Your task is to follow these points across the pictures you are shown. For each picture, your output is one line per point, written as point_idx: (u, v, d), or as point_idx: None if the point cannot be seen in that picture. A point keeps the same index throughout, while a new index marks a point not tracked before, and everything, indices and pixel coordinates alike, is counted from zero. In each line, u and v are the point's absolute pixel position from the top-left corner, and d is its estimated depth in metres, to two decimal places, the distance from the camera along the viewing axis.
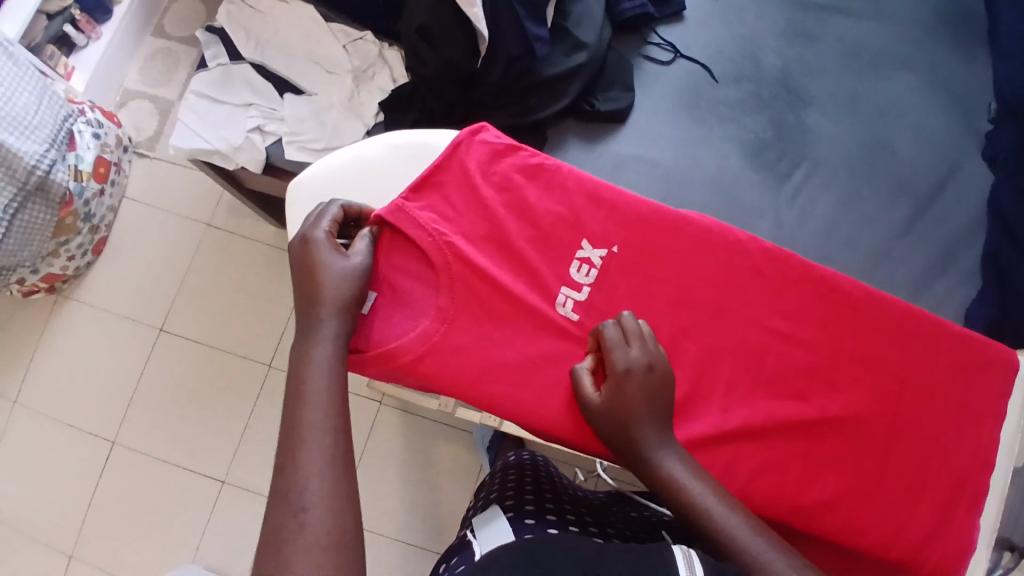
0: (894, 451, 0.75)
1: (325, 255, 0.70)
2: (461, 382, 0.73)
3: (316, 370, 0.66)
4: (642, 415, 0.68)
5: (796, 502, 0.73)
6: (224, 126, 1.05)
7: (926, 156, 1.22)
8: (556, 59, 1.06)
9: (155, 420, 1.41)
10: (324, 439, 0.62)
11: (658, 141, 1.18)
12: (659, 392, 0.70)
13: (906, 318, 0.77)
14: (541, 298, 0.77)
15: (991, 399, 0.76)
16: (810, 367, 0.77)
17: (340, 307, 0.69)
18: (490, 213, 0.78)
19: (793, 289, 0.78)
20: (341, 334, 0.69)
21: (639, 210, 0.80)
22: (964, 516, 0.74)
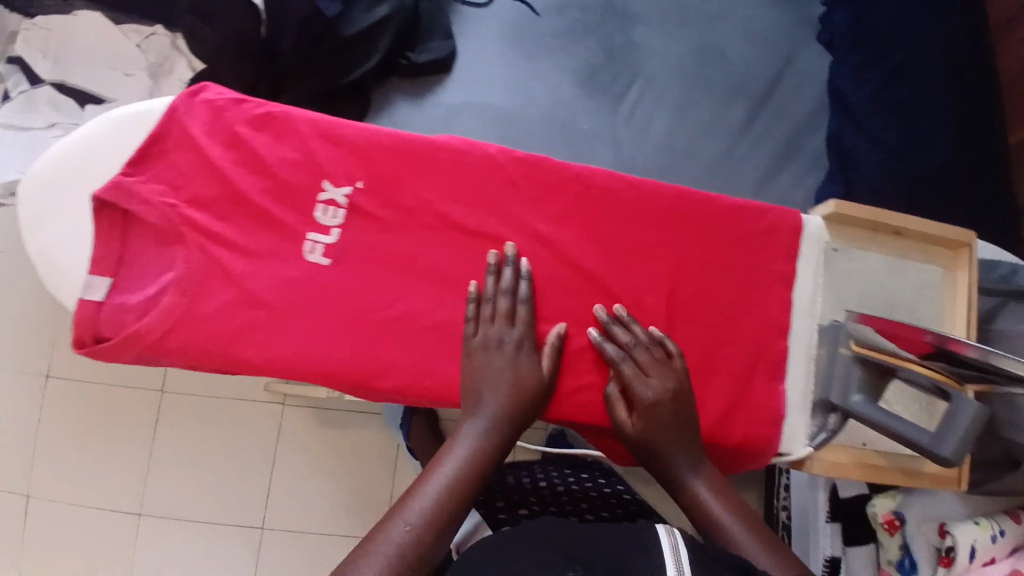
0: (683, 331, 0.74)
1: (492, 330, 0.70)
2: (217, 354, 0.66)
3: (454, 447, 0.67)
4: (670, 438, 0.69)
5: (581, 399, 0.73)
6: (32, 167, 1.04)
7: (758, 53, 1.22)
8: (357, 17, 1.01)
9: (58, 468, 1.36)
10: (427, 502, 0.63)
11: (486, 84, 1.14)
12: (689, 415, 0.71)
13: (674, 202, 0.75)
14: (290, 248, 0.70)
15: (772, 263, 0.75)
16: (588, 268, 0.74)
17: (502, 383, 0.68)
18: (219, 171, 0.69)
19: (552, 192, 0.74)
20: (499, 408, 0.68)
21: (379, 139, 0.73)
22: (765, 382, 0.74)
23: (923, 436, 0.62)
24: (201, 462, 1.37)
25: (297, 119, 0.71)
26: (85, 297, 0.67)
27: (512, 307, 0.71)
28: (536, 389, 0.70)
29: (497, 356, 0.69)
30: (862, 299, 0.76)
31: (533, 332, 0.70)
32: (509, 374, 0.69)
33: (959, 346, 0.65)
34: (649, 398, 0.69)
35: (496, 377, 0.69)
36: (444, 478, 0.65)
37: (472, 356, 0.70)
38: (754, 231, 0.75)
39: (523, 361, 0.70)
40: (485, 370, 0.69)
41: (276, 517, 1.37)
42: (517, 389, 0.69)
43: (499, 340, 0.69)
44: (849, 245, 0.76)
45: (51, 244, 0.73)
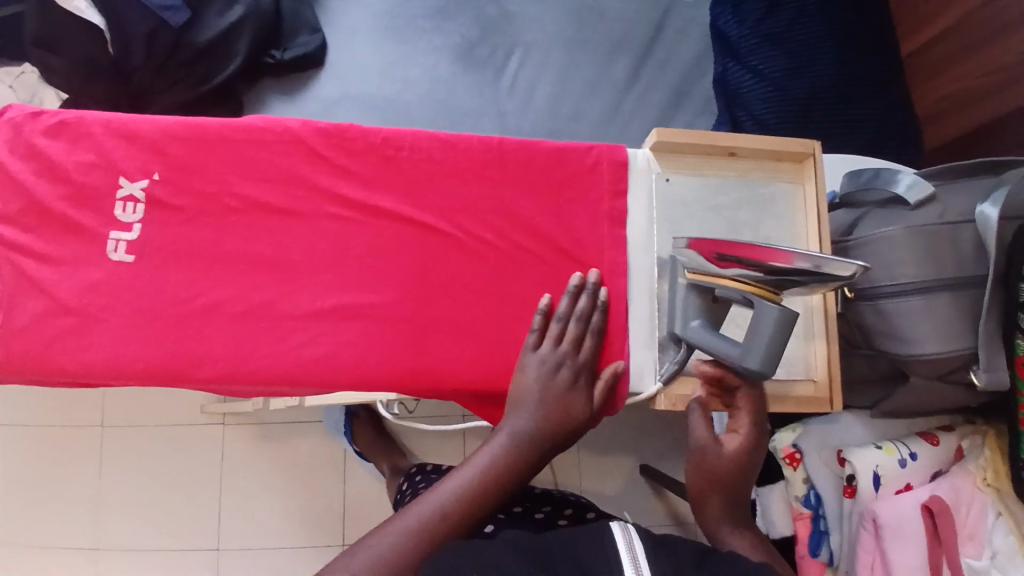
0: (527, 285, 0.68)
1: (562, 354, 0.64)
2: (35, 369, 0.61)
3: (476, 462, 0.61)
4: (748, 473, 0.61)
5: (430, 378, 0.64)
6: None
7: (634, 6, 1.21)
8: (210, 21, 1.03)
9: (11, 514, 1.37)
10: (421, 518, 0.57)
11: (361, 74, 1.14)
12: (762, 457, 0.63)
13: (490, 150, 0.69)
14: (92, 251, 0.63)
15: (603, 195, 0.70)
16: (417, 232, 0.67)
17: (553, 411, 0.62)
18: (16, 183, 0.64)
19: (358, 158, 0.67)
20: (538, 438, 0.62)
21: (169, 127, 0.66)
22: (622, 328, 0.68)
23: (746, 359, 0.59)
24: (150, 492, 1.37)
25: (88, 118, 0.66)
26: None
27: (569, 330, 0.65)
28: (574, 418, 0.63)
29: (549, 378, 0.63)
30: (703, 228, 0.71)
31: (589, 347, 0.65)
32: (554, 402, 0.62)
33: (776, 255, 0.55)
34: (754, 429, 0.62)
35: (547, 400, 0.62)
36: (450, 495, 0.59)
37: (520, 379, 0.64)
38: (586, 169, 0.70)
39: (574, 389, 0.64)
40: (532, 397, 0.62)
41: (228, 537, 1.35)
42: (558, 420, 0.62)
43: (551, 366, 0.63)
44: (686, 175, 0.72)
45: None
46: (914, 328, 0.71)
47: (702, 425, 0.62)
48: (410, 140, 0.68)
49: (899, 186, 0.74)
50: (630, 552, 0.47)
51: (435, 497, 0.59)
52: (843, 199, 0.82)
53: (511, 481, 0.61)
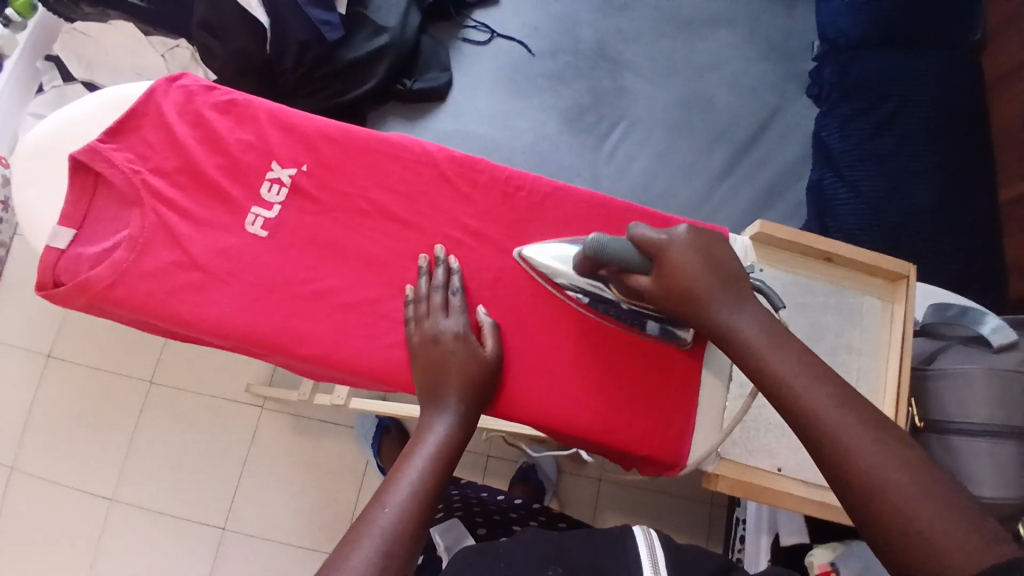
0: (611, 336, 0.70)
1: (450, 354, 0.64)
2: (155, 310, 0.66)
3: (413, 460, 0.57)
4: (708, 286, 0.60)
5: (508, 402, 0.67)
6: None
7: (743, 103, 1.27)
8: (357, 44, 1.13)
9: (46, 444, 1.42)
10: (388, 525, 0.51)
11: (476, 114, 1.22)
12: (697, 246, 0.63)
13: (602, 209, 0.74)
14: (231, 220, 0.69)
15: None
16: (516, 269, 0.71)
17: (467, 377, 0.63)
18: (181, 146, 0.71)
19: (480, 191, 0.73)
20: (466, 398, 0.62)
21: (324, 127, 0.73)
22: (693, 398, 0.70)
23: (623, 244, 0.63)
24: (177, 458, 1.41)
25: (257, 105, 0.73)
26: (50, 243, 0.69)
27: (452, 301, 0.67)
28: (482, 375, 0.64)
29: (451, 341, 0.64)
30: (790, 322, 0.74)
31: (487, 329, 0.66)
32: (455, 363, 0.63)
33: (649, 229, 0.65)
34: (652, 241, 0.63)
35: (453, 370, 0.63)
36: (408, 493, 0.54)
37: (416, 359, 0.65)
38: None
39: (473, 346, 0.64)
40: (440, 364, 0.63)
41: (238, 519, 1.37)
42: (469, 377, 0.63)
43: (437, 328, 0.65)
44: (782, 269, 0.75)
45: (26, 202, 0.74)
46: (976, 467, 0.72)
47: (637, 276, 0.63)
48: (531, 185, 0.74)
49: (985, 326, 0.77)
50: (650, 548, 0.50)
51: (390, 503, 0.53)
52: (924, 328, 0.84)
53: (450, 465, 0.58)
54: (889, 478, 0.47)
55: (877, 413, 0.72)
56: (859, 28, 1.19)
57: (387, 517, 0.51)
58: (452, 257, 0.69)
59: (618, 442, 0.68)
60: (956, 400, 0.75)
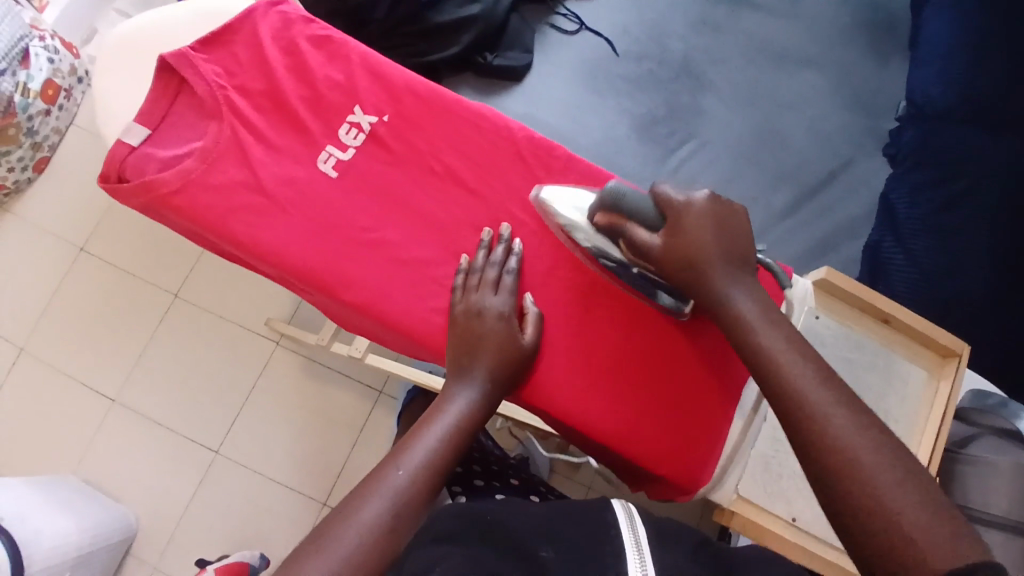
0: (652, 348, 0.69)
1: (492, 333, 0.63)
2: (214, 227, 0.66)
3: (434, 424, 0.58)
4: (714, 250, 0.61)
5: (538, 391, 0.67)
6: (58, 41, 1.38)
7: (817, 148, 1.25)
8: (448, 9, 1.12)
9: (62, 333, 1.44)
10: (400, 487, 0.53)
11: (551, 103, 1.22)
12: (725, 218, 0.63)
13: None
14: (304, 153, 0.69)
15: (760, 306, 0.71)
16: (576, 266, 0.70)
17: (501, 356, 0.62)
18: (269, 70, 0.70)
19: (552, 177, 0.72)
20: (495, 375, 0.62)
21: (414, 83, 0.72)
22: (720, 427, 0.69)
23: (640, 198, 0.64)
24: (185, 374, 1.42)
25: (352, 45, 0.72)
26: (122, 138, 0.69)
27: (505, 280, 0.67)
28: (517, 358, 0.63)
29: (491, 318, 0.64)
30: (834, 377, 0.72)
31: (531, 317, 0.66)
32: (491, 340, 0.63)
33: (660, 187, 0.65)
34: (670, 200, 0.63)
35: (488, 346, 0.62)
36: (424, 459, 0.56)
37: (453, 329, 0.64)
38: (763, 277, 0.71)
39: (514, 328, 0.64)
40: (478, 337, 0.63)
41: (232, 447, 1.38)
42: (504, 357, 0.62)
43: (483, 302, 0.64)
44: (841, 323, 0.74)
45: (105, 91, 0.74)
46: None
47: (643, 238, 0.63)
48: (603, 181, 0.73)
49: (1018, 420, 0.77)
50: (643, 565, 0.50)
51: (405, 465, 0.55)
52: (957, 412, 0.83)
53: (472, 434, 0.59)
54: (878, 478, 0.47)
55: None
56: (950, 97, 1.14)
57: (399, 478, 0.53)
58: (515, 239, 0.69)
59: (643, 453, 0.67)
60: (979, 487, 0.74)
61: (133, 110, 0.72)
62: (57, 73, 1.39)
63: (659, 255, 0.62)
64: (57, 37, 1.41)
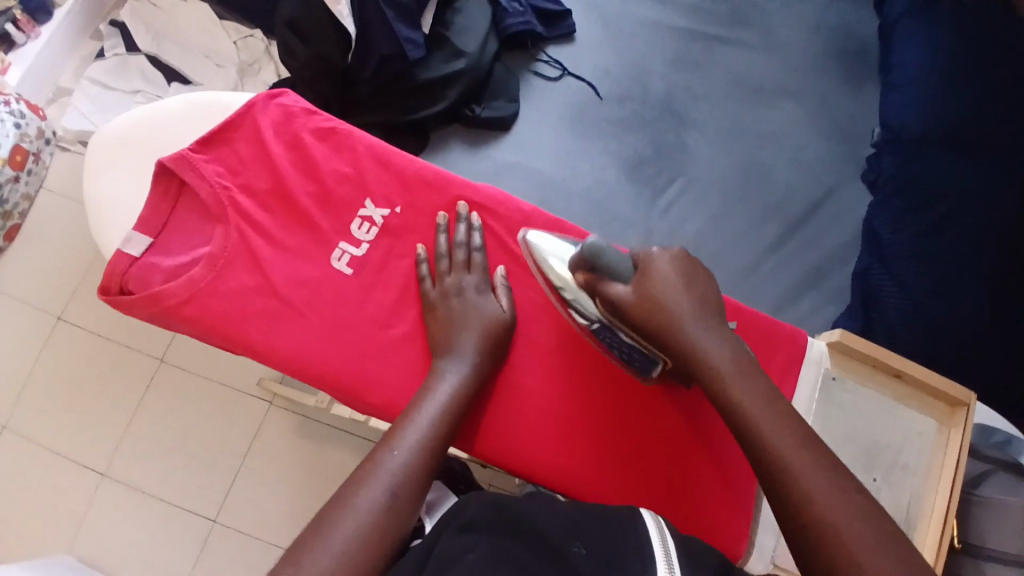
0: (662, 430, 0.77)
1: (468, 314, 0.65)
2: (228, 336, 0.65)
3: (423, 408, 0.59)
4: (678, 300, 0.65)
5: (564, 478, 0.75)
6: (23, 105, 1.34)
7: (801, 180, 1.27)
8: (434, 65, 1.11)
9: (44, 407, 1.38)
10: (397, 469, 0.54)
11: (540, 151, 1.23)
12: (694, 275, 0.68)
13: None
14: (317, 253, 0.68)
15: (774, 369, 0.73)
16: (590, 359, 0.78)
17: (482, 335, 0.65)
18: (275, 167, 0.69)
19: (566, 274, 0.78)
20: (479, 352, 0.64)
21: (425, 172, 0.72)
22: (739, 498, 0.76)
23: (622, 257, 0.71)
24: (177, 441, 1.38)
25: (358, 136, 0.71)
26: (122, 249, 0.66)
27: (475, 259, 0.69)
28: (500, 334, 0.66)
29: (472, 300, 0.66)
30: (851, 437, 0.74)
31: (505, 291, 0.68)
32: (472, 321, 0.65)
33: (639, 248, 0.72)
34: (644, 255, 0.70)
35: (471, 326, 0.65)
36: (419, 438, 0.57)
37: (432, 313, 0.66)
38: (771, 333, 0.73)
39: (492, 307, 0.66)
40: (460, 319, 0.65)
41: (230, 514, 1.34)
42: (484, 333, 0.65)
43: (459, 283, 0.66)
44: (852, 379, 0.76)
45: (100, 195, 0.72)
46: None
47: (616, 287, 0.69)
48: None
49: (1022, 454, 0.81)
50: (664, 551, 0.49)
51: (400, 446, 0.56)
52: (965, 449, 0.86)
53: (459, 415, 0.61)
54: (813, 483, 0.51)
55: (919, 536, 0.73)
56: (924, 123, 1.17)
57: (394, 461, 0.55)
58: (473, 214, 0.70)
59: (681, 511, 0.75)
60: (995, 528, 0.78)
61: (133, 215, 0.71)
62: (24, 137, 1.35)
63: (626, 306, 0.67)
64: (21, 100, 1.36)
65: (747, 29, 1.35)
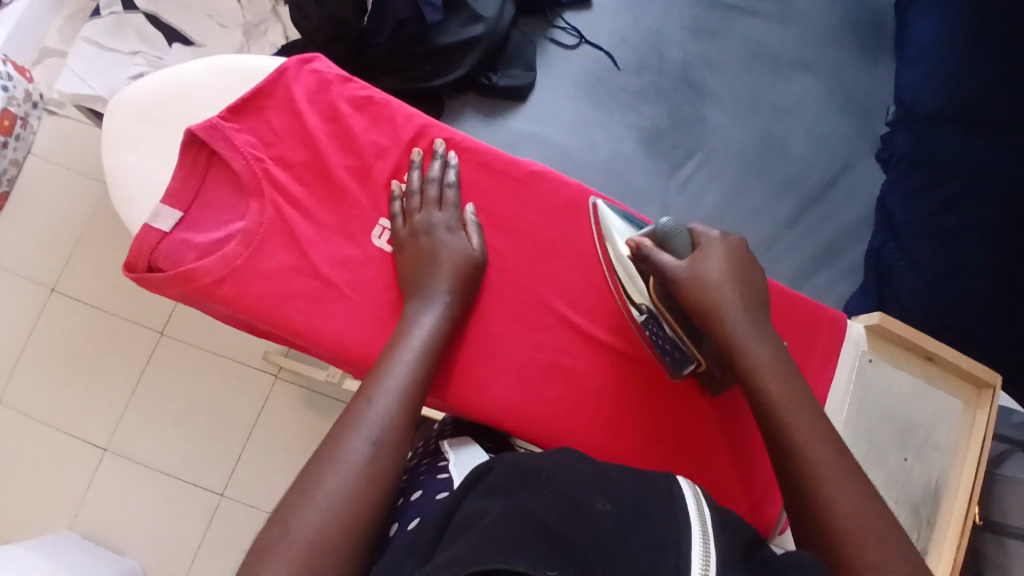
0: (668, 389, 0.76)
1: (435, 249, 0.66)
2: (266, 313, 0.64)
3: (400, 354, 0.60)
4: (731, 288, 0.65)
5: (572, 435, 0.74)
6: (10, 66, 1.27)
7: (817, 155, 1.26)
8: (451, 29, 1.07)
9: (41, 380, 1.34)
10: (377, 419, 0.56)
11: (557, 121, 1.20)
12: (743, 266, 0.68)
13: None
14: (355, 228, 0.68)
15: (816, 352, 0.73)
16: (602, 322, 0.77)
17: (452, 274, 0.65)
18: (311, 139, 0.69)
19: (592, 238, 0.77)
20: (452, 294, 0.65)
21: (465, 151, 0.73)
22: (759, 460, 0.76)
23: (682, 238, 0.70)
24: (180, 415, 1.35)
25: (395, 109, 0.72)
26: (150, 223, 0.64)
27: (447, 195, 0.69)
28: (470, 270, 0.67)
29: (444, 236, 0.67)
30: (885, 415, 0.74)
31: (475, 228, 0.69)
32: (444, 257, 0.66)
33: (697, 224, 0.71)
34: (701, 236, 0.70)
35: (444, 263, 0.66)
36: (399, 386, 0.59)
37: (402, 250, 0.67)
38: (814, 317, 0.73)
39: (463, 242, 0.67)
40: (431, 256, 0.66)
41: (237, 489, 1.32)
42: (454, 270, 0.66)
43: (429, 220, 0.67)
44: (887, 360, 0.77)
45: (121, 166, 0.68)
46: None
47: (671, 263, 0.68)
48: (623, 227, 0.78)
49: None
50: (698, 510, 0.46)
51: (378, 397, 0.57)
52: None
53: (433, 360, 0.62)
54: (840, 501, 0.53)
55: (945, 507, 0.76)
56: (939, 100, 1.15)
57: (373, 411, 0.56)
58: (450, 152, 0.71)
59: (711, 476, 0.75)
60: None
61: (158, 188, 0.68)
62: (12, 100, 1.28)
63: (678, 284, 0.67)
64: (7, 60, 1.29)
65: None
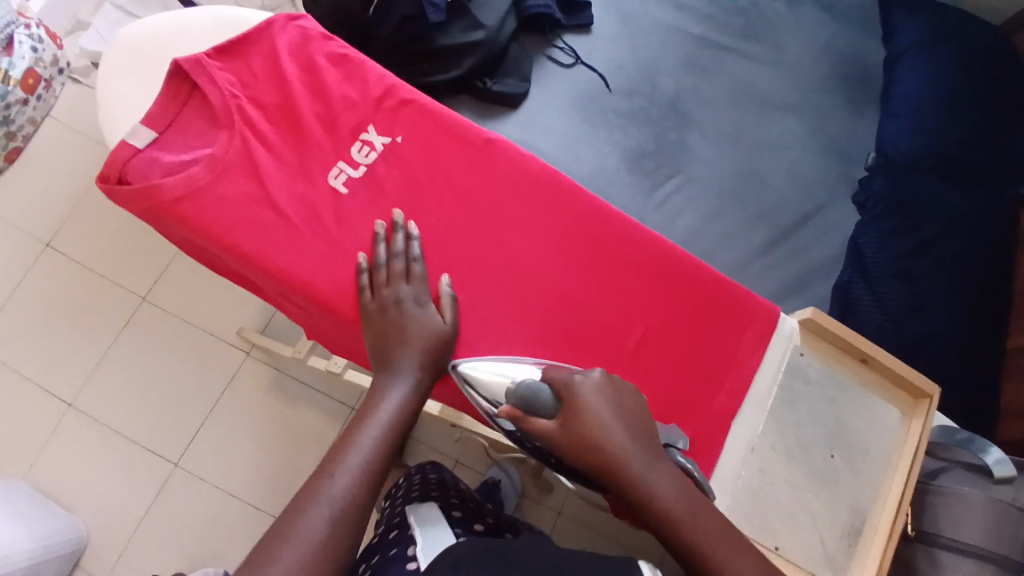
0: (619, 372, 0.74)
1: (398, 329, 0.67)
2: (217, 233, 0.68)
3: (366, 430, 0.63)
4: (613, 435, 0.60)
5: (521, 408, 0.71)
6: (42, 31, 1.37)
7: (795, 191, 1.30)
8: (453, 32, 1.14)
9: (21, 330, 1.38)
10: (339, 493, 0.58)
11: (545, 132, 1.26)
12: (621, 403, 0.63)
13: (652, 252, 0.77)
14: (314, 168, 0.74)
15: (743, 339, 0.76)
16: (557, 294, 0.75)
17: (419, 356, 0.67)
18: (286, 84, 0.75)
19: (547, 206, 0.77)
20: (421, 370, 0.67)
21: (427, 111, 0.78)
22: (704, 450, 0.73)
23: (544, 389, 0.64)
24: (148, 380, 1.37)
25: (367, 68, 0.79)
26: (126, 140, 0.70)
27: (414, 269, 0.71)
28: (440, 346, 0.69)
29: (412, 313, 0.68)
30: (816, 417, 0.76)
31: (447, 301, 0.70)
32: (409, 330, 0.68)
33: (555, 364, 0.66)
34: (563, 379, 0.64)
35: (414, 340, 0.67)
36: (360, 463, 0.61)
37: (371, 322, 0.68)
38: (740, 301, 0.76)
39: (431, 318, 0.69)
40: (400, 331, 0.68)
41: (192, 460, 1.33)
42: (422, 351, 0.67)
43: (397, 294, 0.68)
44: (820, 361, 0.78)
45: (112, 91, 0.75)
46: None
47: (544, 422, 0.62)
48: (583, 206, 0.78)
49: (988, 455, 0.84)
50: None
51: (340, 471, 0.60)
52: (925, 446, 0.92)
53: (400, 435, 0.64)
54: None
55: (874, 519, 0.74)
56: (917, 150, 1.23)
57: (336, 486, 0.58)
58: (410, 224, 0.73)
59: None
60: (950, 519, 0.84)
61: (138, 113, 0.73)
62: (39, 62, 1.37)
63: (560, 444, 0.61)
64: (41, 26, 1.39)
65: (757, 43, 1.39)
